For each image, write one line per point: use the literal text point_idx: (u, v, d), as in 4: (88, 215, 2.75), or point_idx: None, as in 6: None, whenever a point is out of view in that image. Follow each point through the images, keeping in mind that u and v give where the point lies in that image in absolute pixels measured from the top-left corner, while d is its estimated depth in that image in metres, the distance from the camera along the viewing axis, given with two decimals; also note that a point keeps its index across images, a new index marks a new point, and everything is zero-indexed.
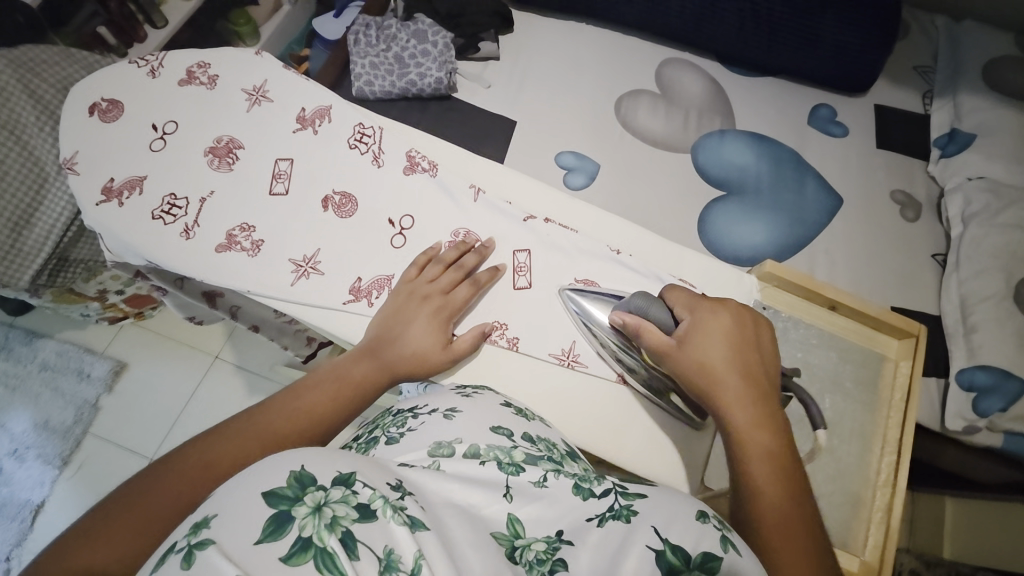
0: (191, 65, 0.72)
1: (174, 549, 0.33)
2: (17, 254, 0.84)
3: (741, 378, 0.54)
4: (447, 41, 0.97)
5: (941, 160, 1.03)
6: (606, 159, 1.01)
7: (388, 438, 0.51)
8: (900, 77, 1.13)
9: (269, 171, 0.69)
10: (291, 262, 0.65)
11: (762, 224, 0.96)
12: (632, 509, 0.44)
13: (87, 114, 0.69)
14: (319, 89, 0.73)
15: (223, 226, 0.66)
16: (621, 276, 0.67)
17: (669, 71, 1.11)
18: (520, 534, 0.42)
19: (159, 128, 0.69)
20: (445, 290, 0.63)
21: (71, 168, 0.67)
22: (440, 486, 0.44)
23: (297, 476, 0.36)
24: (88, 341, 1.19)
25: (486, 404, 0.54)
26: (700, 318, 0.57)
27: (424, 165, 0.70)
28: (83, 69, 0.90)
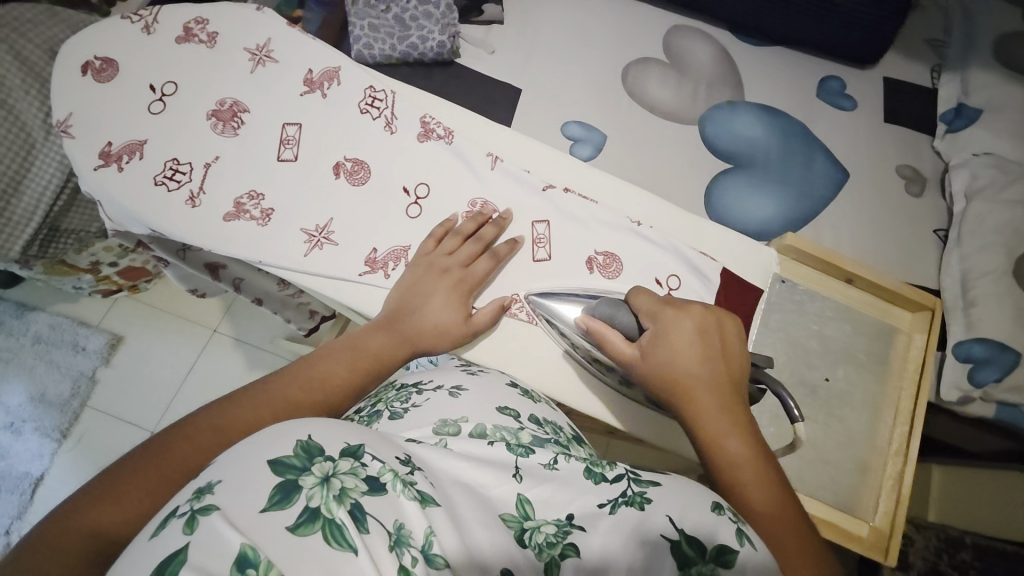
0: (189, 22, 0.69)
1: (177, 513, 0.34)
2: (8, 225, 0.83)
3: (711, 384, 0.55)
4: (450, 3, 0.93)
5: (947, 135, 1.03)
6: (614, 130, 0.98)
7: (392, 413, 0.51)
8: (912, 50, 1.11)
9: (276, 136, 0.66)
10: (303, 231, 0.63)
11: (772, 197, 0.96)
12: (646, 497, 0.44)
13: (80, 73, 0.66)
14: (326, 49, 0.69)
15: (231, 194, 0.64)
16: (642, 249, 0.66)
17: (679, 40, 1.08)
18: (529, 517, 0.43)
19: (156, 89, 0.66)
20: (464, 264, 0.62)
21: (66, 130, 0.64)
22: (449, 464, 0.44)
23: (304, 446, 0.37)
24: (82, 313, 1.16)
25: (491, 383, 0.56)
26: (665, 325, 0.57)
27: (439, 132, 0.68)
28: (68, 29, 0.86)
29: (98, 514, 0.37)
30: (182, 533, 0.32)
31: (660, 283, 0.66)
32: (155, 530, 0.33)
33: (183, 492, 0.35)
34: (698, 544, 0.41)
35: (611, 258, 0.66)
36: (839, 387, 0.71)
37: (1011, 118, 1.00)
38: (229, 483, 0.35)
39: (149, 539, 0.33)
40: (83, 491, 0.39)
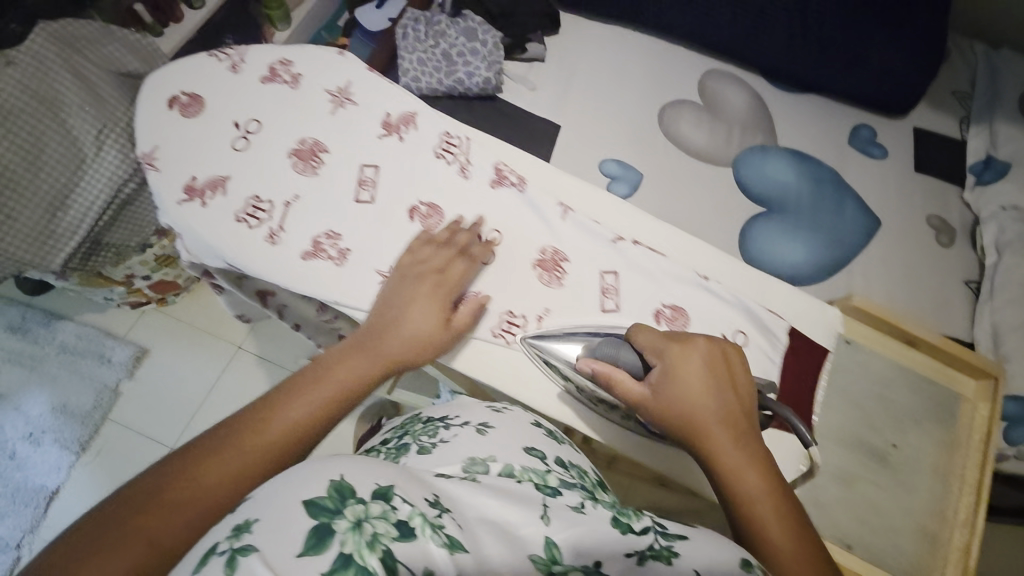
0: (273, 62, 0.71)
1: (217, 551, 0.34)
2: (50, 236, 0.84)
3: (724, 421, 0.54)
4: (496, 40, 0.96)
5: (977, 186, 1.04)
6: (650, 169, 1.00)
7: (420, 447, 0.53)
8: (942, 100, 1.12)
9: (354, 178, 0.67)
10: (379, 273, 0.64)
11: (806, 243, 0.97)
12: (673, 551, 0.42)
13: (166, 107, 0.67)
14: (401, 95, 0.72)
15: (307, 233, 0.64)
16: (707, 303, 0.66)
17: (713, 83, 1.10)
18: (557, 560, 0.40)
19: (240, 126, 0.67)
20: (442, 267, 0.61)
21: (151, 164, 0.64)
22: (475, 501, 0.43)
23: (336, 487, 0.37)
24: (109, 324, 1.17)
25: (517, 420, 0.58)
26: (673, 360, 0.57)
27: (512, 178, 0.70)
28: (128, 50, 0.89)
29: (107, 557, 0.35)
30: (224, 574, 0.33)
31: (727, 337, 0.65)
32: (198, 567, 0.34)
33: (223, 529, 0.35)
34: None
35: (678, 312, 0.66)
36: (910, 455, 0.82)
37: None
38: (266, 521, 0.35)
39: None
40: (95, 514, 0.38)
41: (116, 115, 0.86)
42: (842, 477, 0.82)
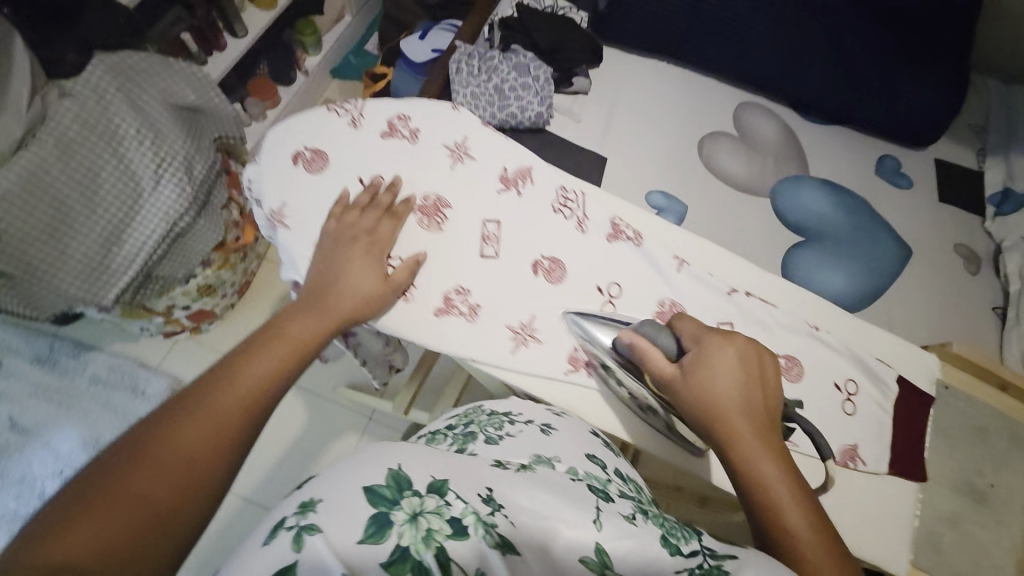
0: (392, 115, 0.63)
1: (286, 526, 0.34)
2: (106, 271, 0.83)
3: (756, 420, 0.48)
4: (548, 76, 0.98)
5: (997, 218, 1.09)
6: (694, 201, 1.01)
7: (487, 438, 0.50)
8: (960, 133, 1.18)
9: (477, 234, 0.60)
10: (507, 328, 0.57)
11: (844, 272, 1.00)
12: (724, 569, 0.38)
13: (290, 163, 0.58)
14: (518, 146, 0.65)
15: (439, 288, 0.57)
16: (823, 354, 0.61)
17: (746, 115, 1.13)
18: (609, 564, 0.38)
19: (365, 182, 0.59)
20: (372, 225, 0.55)
21: (280, 222, 0.56)
22: (530, 496, 0.41)
23: (393, 476, 0.38)
24: (142, 354, 1.16)
25: (578, 426, 0.54)
26: (709, 349, 0.51)
27: (629, 233, 0.64)
28: (182, 82, 0.88)
29: (85, 529, 0.32)
30: (292, 549, 0.33)
31: (838, 387, 0.60)
32: (267, 539, 0.34)
33: (292, 504, 0.36)
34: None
35: (790, 360, 0.61)
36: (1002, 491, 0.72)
37: None
38: (327, 503, 0.36)
39: (261, 547, 0.34)
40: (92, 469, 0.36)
41: (174, 150, 0.85)
42: (948, 517, 0.68)
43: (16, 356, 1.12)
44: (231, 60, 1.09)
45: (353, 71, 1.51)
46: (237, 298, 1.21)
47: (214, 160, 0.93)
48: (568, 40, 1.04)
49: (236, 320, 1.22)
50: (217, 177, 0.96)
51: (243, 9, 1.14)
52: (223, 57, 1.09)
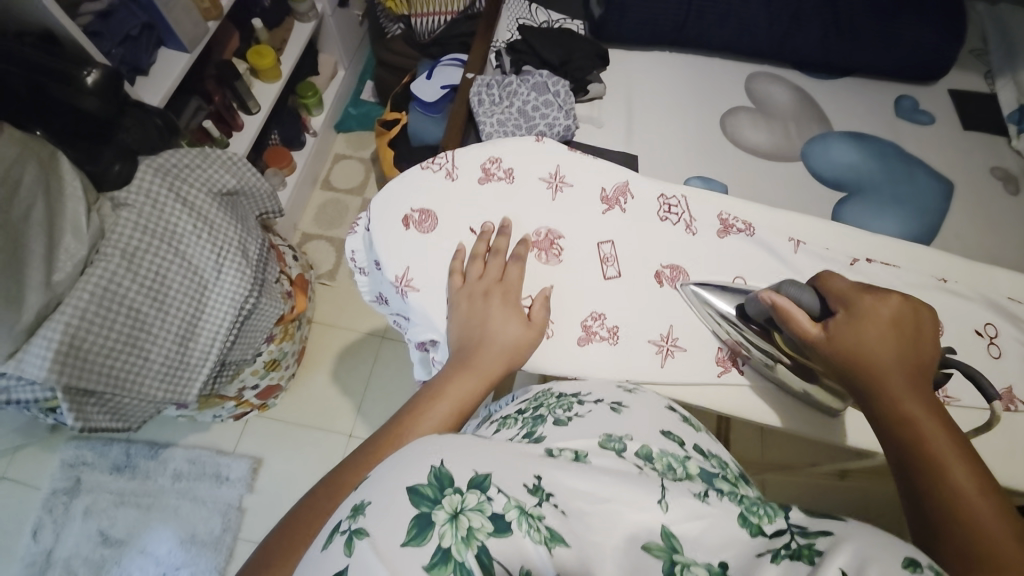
0: (484, 161, 0.63)
1: (338, 531, 0.33)
2: (186, 369, 0.83)
3: (907, 372, 0.46)
4: (567, 89, 0.99)
5: (1019, 136, 1.08)
6: (733, 179, 1.00)
7: (557, 420, 0.46)
8: (965, 60, 1.19)
9: (595, 257, 0.60)
10: (651, 342, 0.58)
11: (894, 218, 0.97)
12: (817, 549, 0.33)
13: (402, 228, 0.59)
14: (609, 164, 0.65)
15: (574, 318, 0.58)
16: (952, 305, 0.62)
17: (757, 86, 1.13)
18: (676, 550, 0.34)
19: (478, 231, 0.59)
20: (500, 278, 0.55)
21: (408, 286, 0.57)
22: (587, 480, 0.37)
23: (436, 474, 0.33)
24: (217, 442, 1.17)
25: (650, 402, 0.50)
26: (860, 310, 0.49)
27: (739, 226, 0.64)
28: (222, 170, 0.89)
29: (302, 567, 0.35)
30: (343, 554, 0.31)
31: (980, 333, 0.61)
32: (325, 543, 0.33)
33: (342, 508, 0.34)
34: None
35: None
36: None
37: None
38: (375, 509, 0.32)
39: (321, 551, 0.32)
40: (306, 504, 0.40)
41: (229, 236, 0.85)
42: None
43: (95, 468, 1.14)
44: (251, 136, 1.18)
45: (355, 123, 1.54)
46: (298, 365, 1.23)
47: (263, 238, 0.93)
48: (575, 51, 1.07)
49: (301, 388, 1.23)
50: (267, 253, 0.96)
51: (251, 86, 1.23)
52: (243, 136, 1.18)
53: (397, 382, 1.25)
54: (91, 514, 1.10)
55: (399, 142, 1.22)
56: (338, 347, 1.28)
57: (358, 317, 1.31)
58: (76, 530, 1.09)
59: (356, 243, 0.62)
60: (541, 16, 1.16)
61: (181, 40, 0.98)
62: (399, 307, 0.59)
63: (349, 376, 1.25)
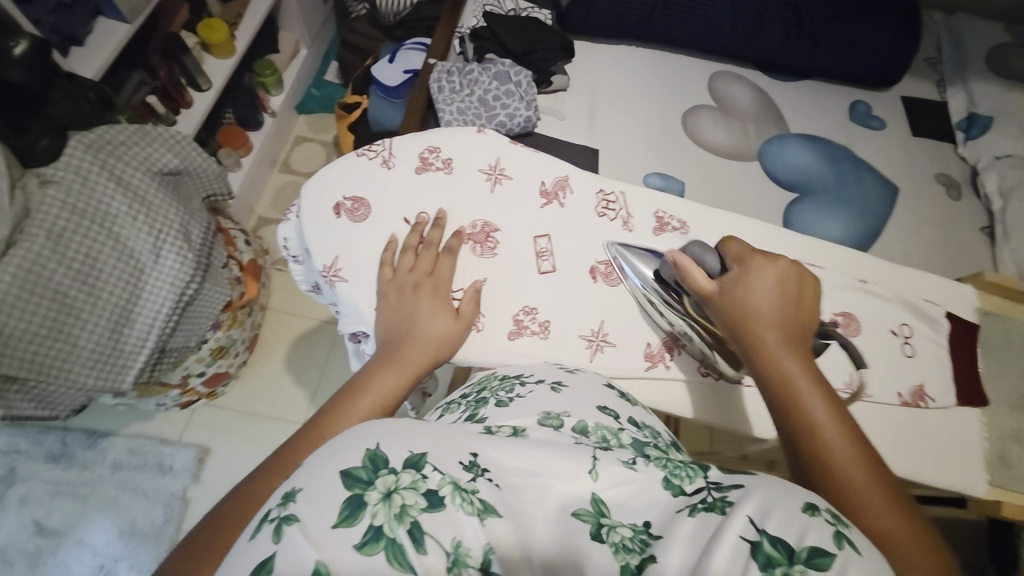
0: (422, 151, 0.62)
1: (268, 520, 0.30)
2: (120, 356, 0.79)
3: (785, 330, 0.49)
4: (529, 80, 0.98)
5: (967, 142, 1.11)
6: (690, 175, 1.01)
7: (498, 401, 0.45)
8: (918, 68, 1.21)
9: (530, 251, 0.60)
10: (581, 337, 0.59)
11: (839, 220, 1.00)
12: (728, 500, 0.33)
13: (332, 216, 0.58)
14: (551, 159, 0.65)
15: (507, 312, 0.58)
16: (873, 307, 0.65)
17: (719, 84, 1.14)
18: (605, 514, 0.34)
19: (412, 221, 0.58)
20: (430, 271, 0.55)
21: (336, 276, 0.56)
22: (522, 456, 0.36)
23: (371, 456, 0.32)
24: (161, 431, 1.14)
25: (590, 381, 0.49)
26: (750, 267, 0.52)
27: (674, 224, 0.65)
28: (163, 149, 0.84)
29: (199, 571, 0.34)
30: (270, 542, 0.29)
31: (895, 333, 0.64)
32: (253, 532, 0.31)
33: (271, 496, 0.31)
34: (784, 548, 0.29)
35: (847, 318, 0.64)
36: None
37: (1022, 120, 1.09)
38: (308, 495, 0.31)
39: (248, 541, 0.30)
40: (216, 517, 0.38)
41: (169, 219, 0.81)
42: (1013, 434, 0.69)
43: (29, 458, 1.09)
44: (200, 115, 1.13)
45: (317, 105, 1.49)
46: (249, 354, 1.20)
47: (208, 221, 0.90)
48: (538, 41, 1.05)
49: (251, 377, 1.20)
50: (213, 237, 0.92)
51: (201, 61, 1.17)
52: (192, 114, 1.13)
53: (352, 371, 1.23)
54: (24, 505, 1.06)
55: (360, 127, 1.20)
56: (291, 335, 1.25)
57: (311, 305, 1.28)
58: (6, 521, 1.04)
59: (289, 231, 0.60)
60: (508, 4, 1.14)
61: (120, 9, 0.92)
62: (331, 298, 0.58)
63: (301, 366, 1.22)
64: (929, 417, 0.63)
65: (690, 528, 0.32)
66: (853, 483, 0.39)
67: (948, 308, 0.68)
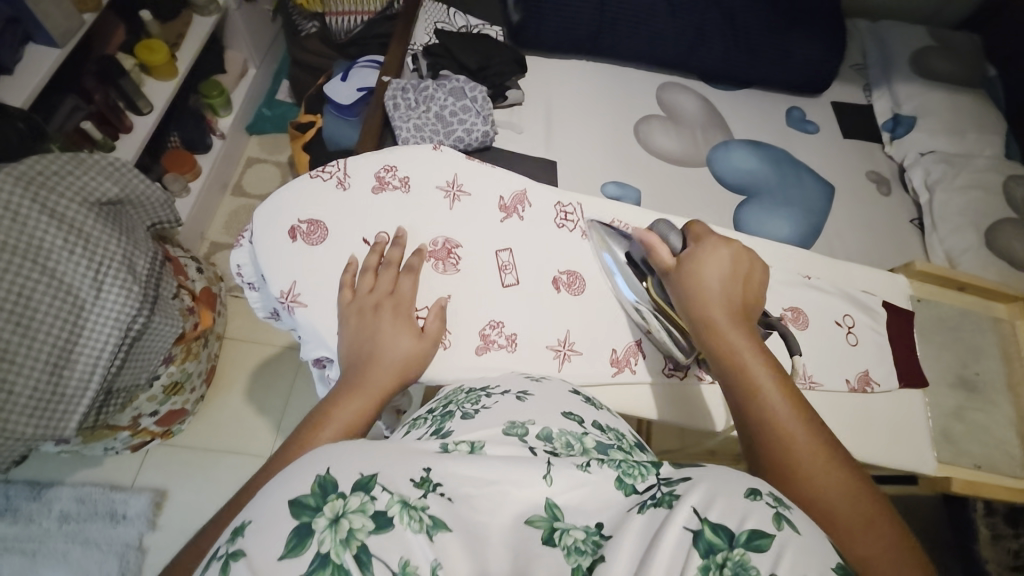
0: (378, 170, 0.61)
1: (214, 558, 0.30)
2: (61, 400, 0.73)
3: (734, 308, 0.51)
4: (484, 95, 0.99)
5: (893, 141, 1.21)
6: (644, 183, 1.05)
7: (464, 413, 0.44)
8: (846, 75, 1.30)
9: (493, 265, 0.61)
10: (548, 348, 0.60)
11: (784, 219, 1.06)
12: (675, 494, 0.34)
13: (288, 240, 0.57)
14: (508, 173, 0.65)
15: (473, 327, 0.58)
16: (819, 300, 0.69)
17: (666, 95, 1.19)
18: (558, 517, 0.34)
19: (372, 242, 0.58)
20: (391, 291, 0.54)
21: (295, 302, 0.55)
22: (481, 467, 0.35)
23: (320, 482, 0.32)
24: (112, 476, 1.06)
25: (556, 388, 0.49)
26: (704, 246, 0.54)
27: (631, 232, 0.67)
28: (101, 176, 0.79)
29: None
30: None
31: (839, 324, 0.68)
32: (203, 570, 0.30)
33: (220, 532, 0.31)
34: (725, 533, 0.31)
35: (795, 311, 0.68)
36: (982, 380, 0.77)
37: (941, 118, 1.19)
38: (256, 527, 0.30)
39: None
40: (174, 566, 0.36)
41: (110, 250, 0.76)
42: (952, 411, 0.74)
43: None
44: (141, 140, 1.09)
45: (269, 124, 1.45)
46: (207, 387, 1.14)
47: (155, 251, 0.85)
48: (491, 57, 1.07)
49: (211, 411, 1.14)
50: (161, 266, 0.88)
51: (141, 84, 1.12)
52: (133, 139, 1.08)
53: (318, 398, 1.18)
54: None
55: (315, 146, 1.17)
56: (252, 364, 1.19)
57: (273, 331, 1.23)
58: None
59: (242, 257, 0.58)
60: (460, 21, 1.15)
61: (51, 35, 0.87)
62: (290, 324, 0.57)
63: (265, 395, 1.17)
64: (876, 400, 0.68)
65: (640, 525, 0.33)
66: (793, 449, 0.43)
67: (885, 297, 0.73)
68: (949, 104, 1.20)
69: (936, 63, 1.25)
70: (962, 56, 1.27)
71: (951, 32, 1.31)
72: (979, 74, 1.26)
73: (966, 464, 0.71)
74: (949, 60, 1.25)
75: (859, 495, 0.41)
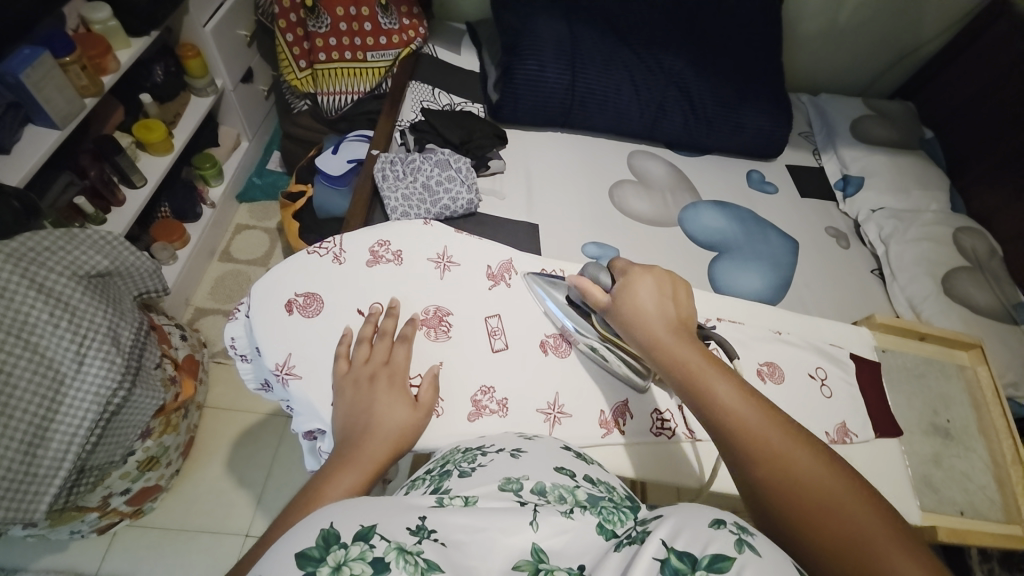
0: (372, 244, 0.64)
1: None
2: (31, 480, 0.70)
3: (673, 324, 0.54)
4: (468, 166, 1.06)
5: (846, 199, 1.31)
6: (621, 243, 1.11)
7: (460, 472, 0.44)
8: (796, 141, 1.43)
9: (483, 330, 0.63)
10: (539, 411, 0.61)
11: (755, 274, 1.12)
12: (648, 531, 0.34)
13: (285, 314, 0.58)
14: (495, 244, 0.69)
15: (464, 394, 0.59)
16: (791, 353, 0.73)
17: (637, 162, 1.28)
18: (543, 560, 0.34)
19: (366, 312, 0.60)
20: (386, 361, 0.56)
21: (290, 374, 0.56)
22: (475, 517, 0.36)
23: (324, 535, 0.32)
24: (75, 564, 0.98)
25: (547, 445, 0.50)
26: (630, 276, 0.58)
27: None
28: (91, 249, 0.80)
29: None
30: None
31: (813, 376, 0.72)
32: None
33: None
34: (690, 561, 0.31)
35: (771, 366, 0.71)
36: (954, 424, 0.80)
37: (885, 178, 1.30)
38: None
39: None
40: None
41: (95, 323, 0.76)
42: (929, 456, 0.76)
43: None
44: (133, 211, 1.12)
45: (259, 193, 1.50)
46: (183, 460, 1.09)
47: (140, 320, 0.85)
48: (474, 132, 1.15)
49: (188, 486, 1.09)
50: (145, 336, 0.88)
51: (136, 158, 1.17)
52: (124, 212, 1.11)
53: (299, 468, 1.13)
54: None
55: (305, 214, 1.21)
56: (233, 433, 1.15)
57: (256, 399, 1.20)
58: None
59: (237, 330, 0.60)
60: (444, 100, 1.25)
61: (51, 116, 0.92)
62: (283, 395, 0.57)
63: (245, 466, 1.12)
64: (856, 450, 0.70)
65: (616, 562, 0.33)
66: (769, 447, 0.44)
67: (851, 348, 0.77)
68: (890, 165, 1.32)
69: (872, 129, 1.39)
70: (896, 123, 1.41)
71: (884, 103, 1.46)
72: (914, 138, 1.40)
73: (951, 511, 0.73)
74: (881, 126, 1.39)
75: (835, 469, 0.42)
